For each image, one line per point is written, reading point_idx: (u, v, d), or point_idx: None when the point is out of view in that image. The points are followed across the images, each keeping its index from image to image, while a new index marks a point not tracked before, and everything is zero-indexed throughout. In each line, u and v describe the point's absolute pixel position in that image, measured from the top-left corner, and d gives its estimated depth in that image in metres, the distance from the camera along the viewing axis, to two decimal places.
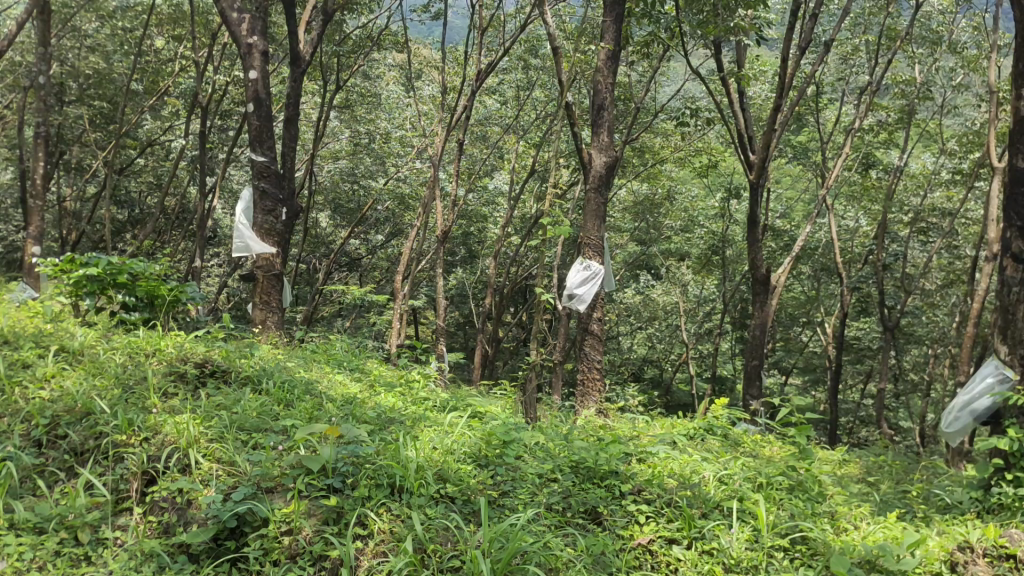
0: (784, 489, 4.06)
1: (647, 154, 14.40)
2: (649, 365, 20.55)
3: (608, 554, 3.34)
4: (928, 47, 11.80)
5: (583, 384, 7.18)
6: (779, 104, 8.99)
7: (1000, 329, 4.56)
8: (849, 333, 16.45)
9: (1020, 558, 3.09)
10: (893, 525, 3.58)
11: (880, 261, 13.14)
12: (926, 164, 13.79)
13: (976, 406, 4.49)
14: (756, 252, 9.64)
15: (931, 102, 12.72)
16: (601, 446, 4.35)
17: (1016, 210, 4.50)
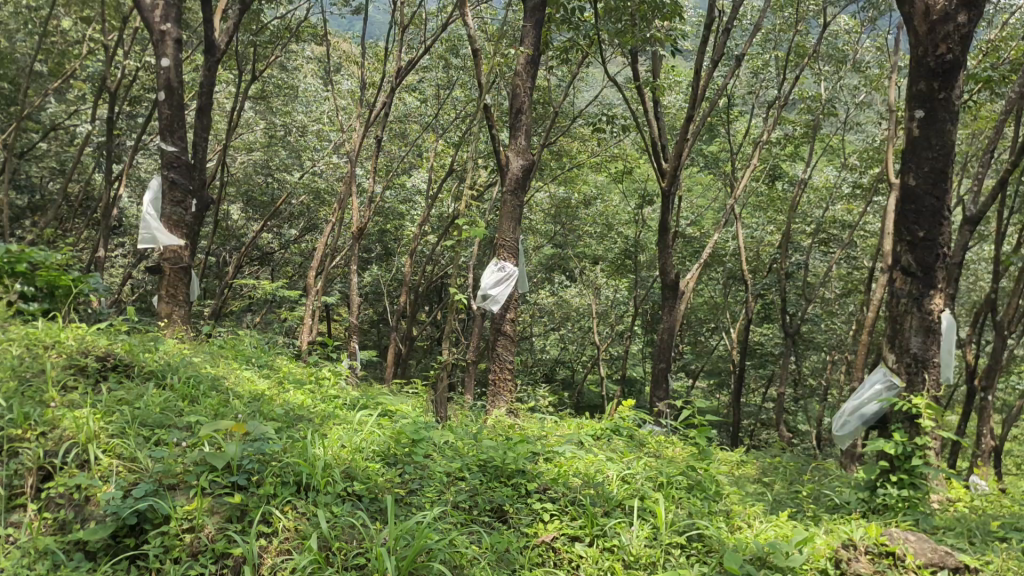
0: (683, 488, 4.21)
1: (564, 158, 14.58)
2: (561, 366, 20.81)
3: (513, 551, 3.41)
4: (833, 66, 12.32)
5: (494, 383, 7.25)
6: (691, 114, 9.25)
7: (889, 338, 4.84)
8: (753, 338, 17.01)
9: (899, 555, 3.24)
10: (784, 524, 3.75)
11: (783, 270, 13.64)
12: (829, 177, 14.37)
13: (865, 410, 4.71)
14: (666, 258, 9.88)
15: (835, 118, 13.27)
16: (509, 445, 4.42)
17: (905, 226, 4.70)
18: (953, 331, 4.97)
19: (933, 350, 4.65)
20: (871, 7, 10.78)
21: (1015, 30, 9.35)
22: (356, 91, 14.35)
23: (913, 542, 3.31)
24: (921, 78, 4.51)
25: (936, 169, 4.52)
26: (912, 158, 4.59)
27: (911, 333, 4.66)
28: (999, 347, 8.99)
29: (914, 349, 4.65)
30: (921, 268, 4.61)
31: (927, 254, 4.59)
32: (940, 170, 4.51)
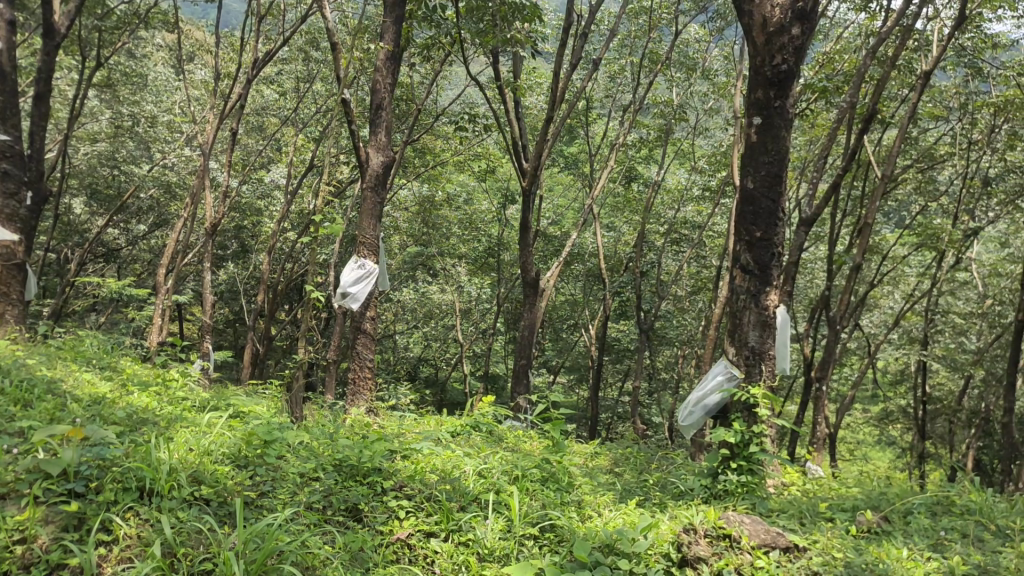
0: (537, 480, 4.30)
1: (427, 156, 14.53)
2: (424, 364, 20.78)
3: (366, 550, 3.39)
4: (685, 72, 12.86)
5: (354, 382, 7.19)
6: (551, 116, 9.43)
7: (729, 332, 5.13)
8: (610, 335, 17.52)
9: (735, 537, 3.41)
10: (632, 512, 3.89)
11: (639, 268, 14.09)
12: (681, 180, 14.99)
13: (708, 401, 4.96)
14: (526, 256, 10.03)
15: (687, 123, 13.84)
16: (365, 443, 4.39)
17: (743, 226, 4.97)
18: (787, 326, 5.30)
19: (768, 343, 4.96)
20: (720, 17, 11.31)
21: (847, 45, 10.03)
22: (210, 82, 13.83)
23: (749, 524, 3.49)
24: (759, 86, 4.76)
25: (772, 173, 4.80)
26: (751, 162, 4.85)
27: (750, 327, 4.96)
28: (832, 340, 9.63)
29: (752, 342, 4.95)
30: (758, 266, 4.90)
31: (764, 252, 4.87)
32: (775, 174, 4.80)
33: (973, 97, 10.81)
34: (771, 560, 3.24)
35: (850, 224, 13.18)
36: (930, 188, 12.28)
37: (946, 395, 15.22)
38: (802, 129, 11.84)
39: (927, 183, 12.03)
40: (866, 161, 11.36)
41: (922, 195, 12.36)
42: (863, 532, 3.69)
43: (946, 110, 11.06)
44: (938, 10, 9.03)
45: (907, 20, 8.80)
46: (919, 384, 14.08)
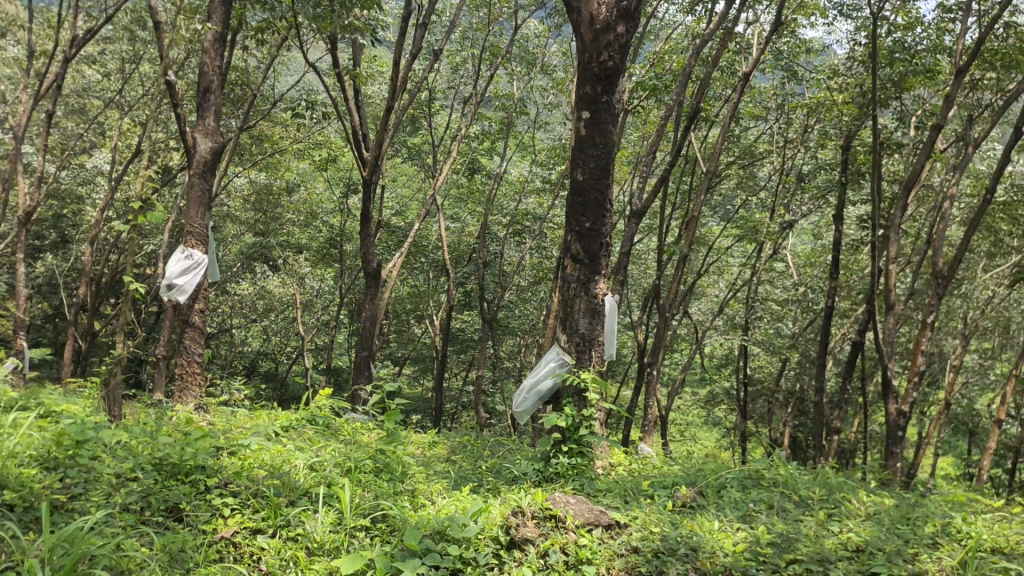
0: (369, 471, 4.27)
1: (265, 144, 14.08)
2: (263, 359, 20.17)
3: (187, 550, 3.26)
4: (524, 67, 13.07)
5: (182, 377, 6.87)
6: (392, 105, 9.32)
7: (560, 320, 5.29)
8: (454, 325, 17.61)
9: (561, 517, 3.50)
10: (463, 498, 3.94)
11: (481, 259, 14.22)
12: (523, 172, 15.23)
13: (541, 387, 5.06)
14: (367, 247, 9.89)
15: (526, 116, 14.08)
16: (189, 441, 4.22)
17: (573, 217, 5.11)
18: (615, 313, 5.49)
19: (597, 330, 5.17)
20: (557, 13, 11.55)
21: (676, 45, 10.48)
22: (23, 60, 12.82)
23: (573, 504, 3.60)
24: (587, 81, 4.87)
25: (600, 165, 4.96)
26: (580, 155, 4.99)
27: (580, 315, 5.15)
28: (662, 327, 10.05)
29: (582, 329, 5.13)
30: (588, 256, 5.08)
31: (593, 242, 5.05)
32: (602, 167, 4.97)
33: (788, 98, 11.58)
34: (593, 538, 3.36)
35: (679, 216, 13.80)
36: (752, 183, 13.05)
37: (766, 377, 16.25)
38: (635, 124, 12.29)
39: (748, 179, 12.76)
40: (693, 156, 11.93)
41: (744, 189, 13.11)
42: (681, 507, 3.88)
43: (765, 111, 11.77)
44: (757, 15, 9.57)
45: (729, 23, 9.28)
46: (743, 367, 14.96)
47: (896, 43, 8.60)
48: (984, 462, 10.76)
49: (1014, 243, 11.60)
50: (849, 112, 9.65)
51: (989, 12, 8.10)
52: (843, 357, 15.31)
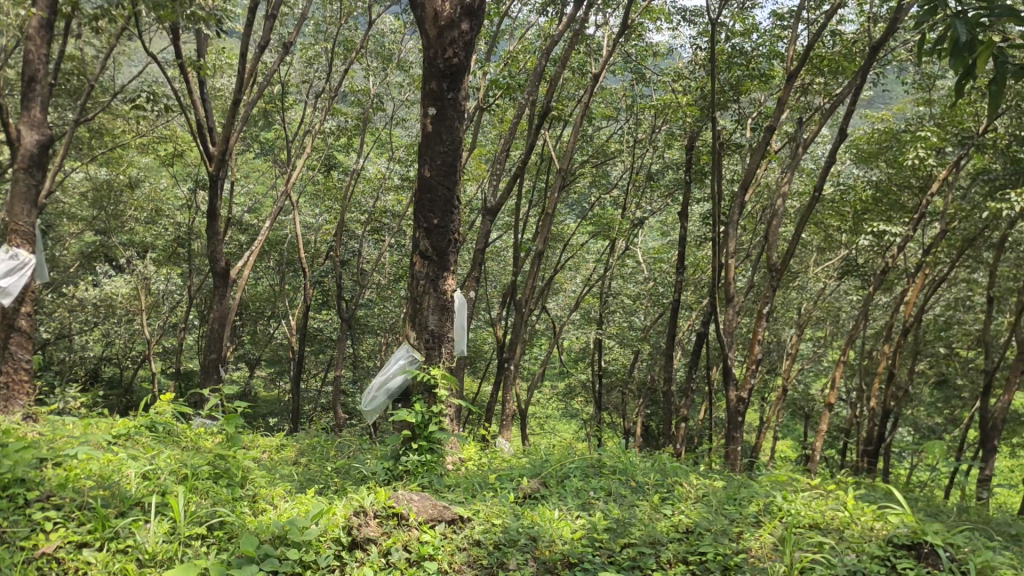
0: (207, 478, 4.12)
1: (105, 137, 13.33)
2: (107, 364, 19.12)
3: (3, 568, 3.03)
4: (380, 62, 12.93)
5: (8, 386, 6.43)
6: (240, 97, 8.96)
7: (409, 317, 5.20)
8: (312, 325, 17.25)
9: (404, 515, 3.48)
10: (305, 500, 3.86)
11: (338, 257, 13.95)
12: (380, 169, 15.07)
13: (391, 384, 5.01)
14: (215, 245, 9.50)
15: (383, 113, 13.89)
16: (7, 452, 3.94)
17: (422, 212, 5.00)
18: (465, 309, 5.48)
19: (446, 326, 5.12)
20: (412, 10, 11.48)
21: (530, 45, 10.61)
22: None
23: (416, 500, 3.59)
24: (431, 77, 4.77)
25: (447, 162, 4.90)
26: (427, 151, 4.90)
27: (429, 311, 5.09)
28: (519, 323, 10.17)
29: (431, 326, 5.08)
30: (436, 253, 5.02)
31: (441, 239, 5.00)
32: (450, 163, 4.91)
33: (638, 99, 11.83)
34: (435, 534, 3.37)
35: (536, 214, 14.03)
36: (605, 182, 13.40)
37: (620, 369, 16.76)
38: (492, 122, 12.38)
39: (601, 178, 13.10)
40: (547, 155, 12.12)
41: (598, 187, 13.45)
42: (525, 498, 3.94)
43: (615, 111, 12.10)
44: (606, 18, 9.82)
45: (579, 24, 9.49)
46: (598, 360, 15.36)
47: (735, 49, 9.03)
48: (817, 443, 11.49)
49: (842, 238, 12.40)
50: (693, 114, 10.08)
51: (818, 20, 8.59)
52: (692, 348, 15.97)
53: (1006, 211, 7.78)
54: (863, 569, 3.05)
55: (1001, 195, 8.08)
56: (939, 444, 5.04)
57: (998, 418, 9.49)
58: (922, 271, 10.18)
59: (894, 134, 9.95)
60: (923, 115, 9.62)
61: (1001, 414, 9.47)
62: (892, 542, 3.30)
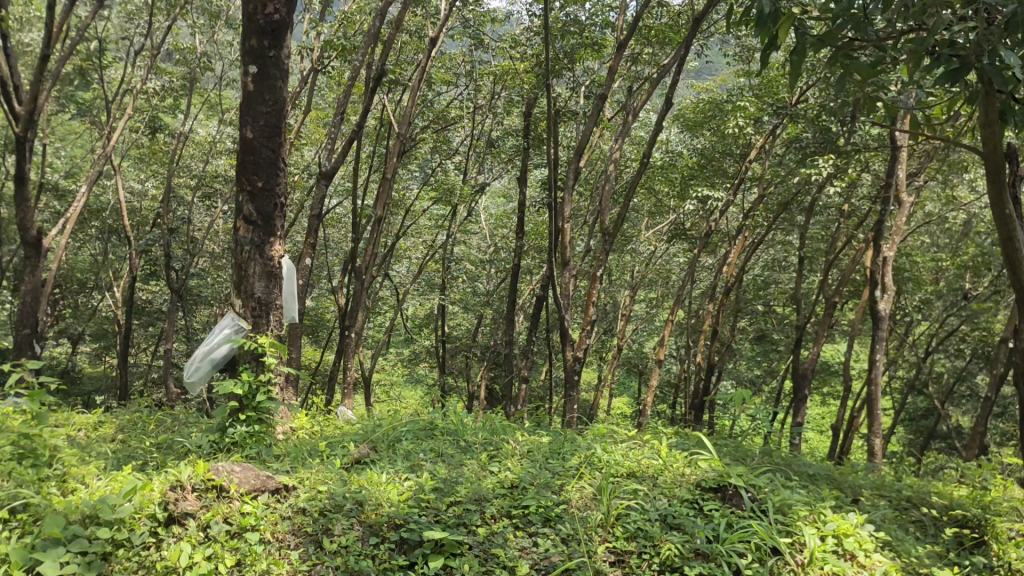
0: (9, 458, 3.83)
1: None
2: None
3: None
4: (207, 19, 12.27)
5: None
6: (47, 54, 8.26)
7: (233, 285, 4.94)
8: (140, 297, 16.38)
9: (226, 487, 3.36)
10: (119, 478, 3.66)
11: (166, 225, 13.26)
12: (210, 132, 14.40)
13: (215, 354, 4.69)
14: (24, 214, 8.77)
15: (211, 73, 13.21)
16: None
17: (245, 175, 4.74)
18: (294, 276, 5.29)
19: (273, 293, 4.94)
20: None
21: (366, 6, 10.33)
22: None
23: (238, 472, 3.49)
24: (251, 35, 4.55)
25: (271, 123, 4.69)
26: (248, 112, 4.66)
27: (255, 278, 4.87)
28: (358, 290, 10.03)
29: (258, 294, 4.87)
30: (261, 218, 4.80)
31: (266, 203, 4.79)
32: (273, 124, 4.70)
33: (477, 66, 11.75)
34: (258, 504, 3.29)
35: (376, 179, 13.81)
36: (445, 148, 13.36)
37: (464, 333, 16.90)
38: (327, 85, 12.06)
39: (442, 143, 13.04)
40: (386, 120, 11.93)
41: (439, 153, 13.40)
42: (353, 464, 3.92)
43: (455, 76, 12.01)
44: None
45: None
46: (441, 325, 15.42)
47: (569, 17, 9.11)
48: (649, 398, 12.03)
49: (671, 203, 12.93)
50: (529, 80, 10.17)
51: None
52: (533, 311, 16.29)
53: (813, 176, 8.34)
54: (672, 513, 3.26)
55: (809, 161, 8.65)
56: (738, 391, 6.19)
57: (807, 369, 10.26)
58: (742, 234, 10.77)
59: (718, 104, 10.40)
60: (743, 86, 10.11)
61: (810, 366, 10.24)
62: (700, 486, 3.53)
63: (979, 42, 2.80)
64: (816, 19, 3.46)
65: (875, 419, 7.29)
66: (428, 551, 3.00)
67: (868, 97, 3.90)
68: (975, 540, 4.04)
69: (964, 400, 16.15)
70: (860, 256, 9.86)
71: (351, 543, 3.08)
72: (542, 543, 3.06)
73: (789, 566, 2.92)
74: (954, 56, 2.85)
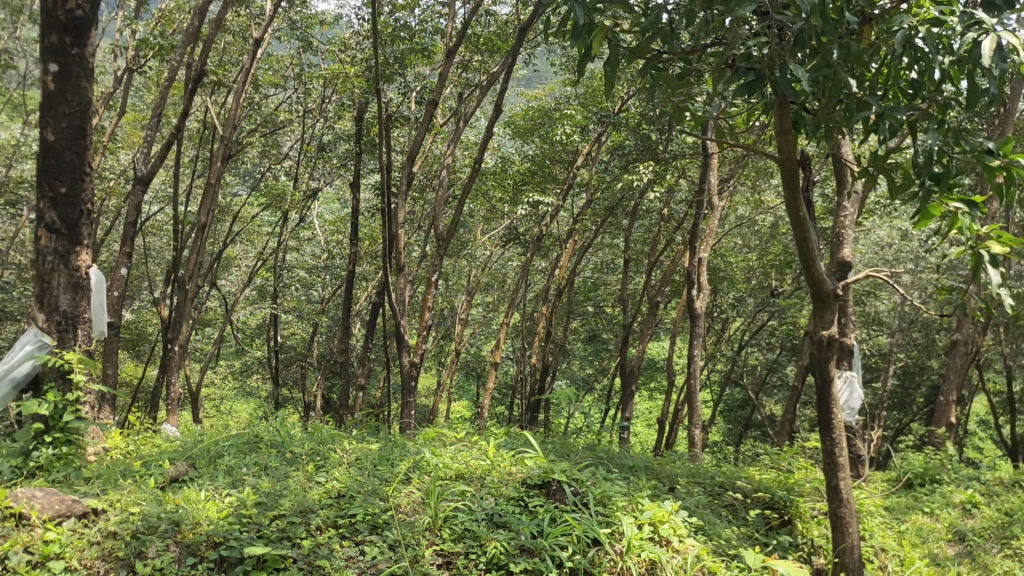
0: None
1: None
2: None
3: None
4: (8, 13, 11.37)
5: None
6: None
7: (34, 298, 4.59)
8: None
9: (26, 515, 3.12)
10: None
11: None
12: (13, 134, 13.36)
13: (16, 373, 4.39)
14: None
15: (13, 71, 12.26)
16: None
17: (47, 181, 4.40)
18: (104, 287, 5.01)
19: (81, 305, 4.65)
20: None
21: (185, 4, 9.90)
22: None
23: (39, 497, 3.24)
24: (51, 31, 4.21)
25: (74, 125, 4.38)
26: (47, 113, 4.32)
27: (60, 291, 4.55)
28: (183, 300, 9.56)
29: (63, 307, 4.57)
30: (66, 225, 4.49)
31: (71, 210, 4.49)
32: (78, 126, 4.40)
33: (305, 69, 11.54)
34: (62, 531, 3.07)
35: (201, 184, 13.24)
36: (274, 152, 13.01)
37: (298, 342, 16.51)
38: (145, 85, 11.46)
39: (270, 147, 12.71)
40: (210, 124, 11.47)
41: (267, 158, 13.03)
42: (170, 483, 3.75)
43: (283, 79, 11.72)
44: None
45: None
46: (273, 335, 14.97)
47: (398, 22, 9.06)
48: (486, 401, 12.14)
49: (504, 209, 13.16)
50: (359, 86, 10.06)
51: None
52: (369, 318, 16.12)
53: (635, 182, 8.71)
54: (498, 512, 3.33)
55: (631, 168, 9.03)
56: (565, 389, 6.37)
57: (634, 366, 10.70)
58: (571, 238, 11.08)
59: (546, 112, 10.70)
60: (569, 95, 10.45)
61: (637, 363, 10.67)
62: (525, 484, 3.63)
63: (772, 56, 2.98)
64: (628, 31, 3.58)
65: (694, 412, 7.72)
66: (250, 567, 2.91)
67: (677, 106, 4.08)
68: (779, 519, 4.38)
69: (775, 389, 17.38)
70: (680, 258, 10.40)
71: (167, 565, 2.93)
72: (368, 551, 3.04)
73: (608, 556, 3.07)
74: (750, 69, 2.99)
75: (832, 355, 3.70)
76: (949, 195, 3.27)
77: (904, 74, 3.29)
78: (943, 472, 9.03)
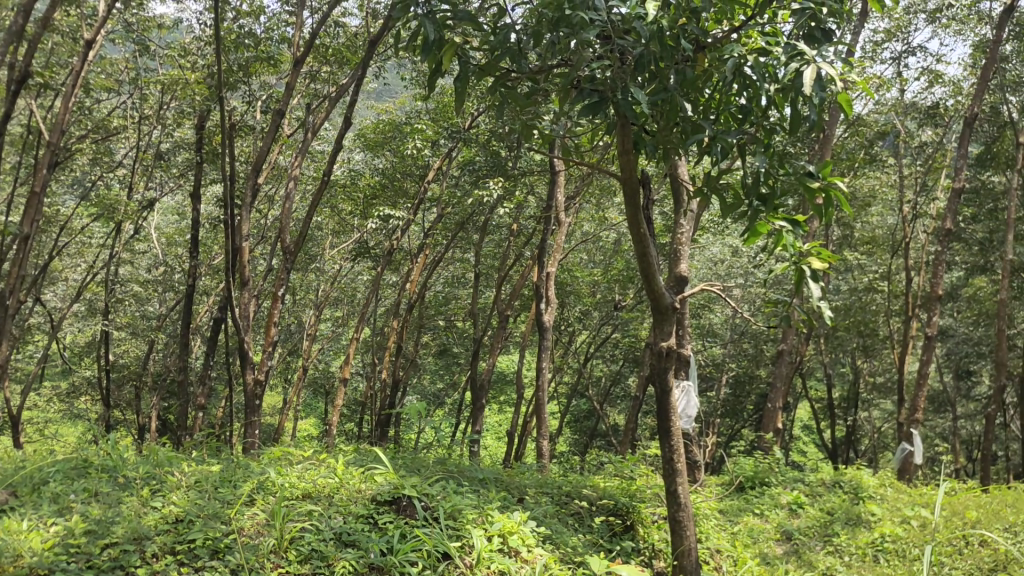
0: None
1: None
2: None
3: None
4: None
5: None
6: None
7: None
8: None
9: None
10: None
11: None
12: None
13: None
14: None
15: None
16: None
17: None
18: None
19: None
20: None
21: None
22: None
23: None
24: None
25: None
26: None
27: None
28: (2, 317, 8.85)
29: None
30: None
31: None
32: None
33: (142, 73, 11.01)
34: None
35: (23, 193, 12.32)
36: (107, 160, 12.30)
37: (132, 361, 15.59)
38: None
39: (102, 154, 12.01)
40: (35, 128, 10.71)
41: (99, 166, 12.30)
42: None
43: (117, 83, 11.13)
44: None
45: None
46: (104, 353, 14.08)
47: (243, 29, 8.79)
48: (334, 418, 11.86)
49: (353, 222, 12.99)
50: (199, 93, 9.67)
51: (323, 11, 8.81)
52: (209, 334, 15.45)
53: (485, 197, 8.81)
54: (348, 529, 3.29)
55: (480, 184, 9.13)
56: (414, 404, 6.33)
57: (484, 380, 10.77)
58: (422, 253, 11.05)
59: (396, 126, 10.68)
60: (419, 110, 10.48)
61: (486, 377, 10.74)
62: (376, 500, 3.60)
63: (613, 79, 3.12)
64: (478, 49, 3.65)
65: (542, 424, 7.85)
66: None
67: (524, 125, 4.19)
68: (622, 525, 4.55)
69: (619, 399, 17.96)
70: (529, 272, 10.58)
71: None
72: None
73: (459, 568, 3.09)
74: (594, 90, 3.12)
75: (670, 366, 3.88)
76: (774, 215, 3.51)
77: (734, 101, 3.51)
78: (771, 475, 9.58)
